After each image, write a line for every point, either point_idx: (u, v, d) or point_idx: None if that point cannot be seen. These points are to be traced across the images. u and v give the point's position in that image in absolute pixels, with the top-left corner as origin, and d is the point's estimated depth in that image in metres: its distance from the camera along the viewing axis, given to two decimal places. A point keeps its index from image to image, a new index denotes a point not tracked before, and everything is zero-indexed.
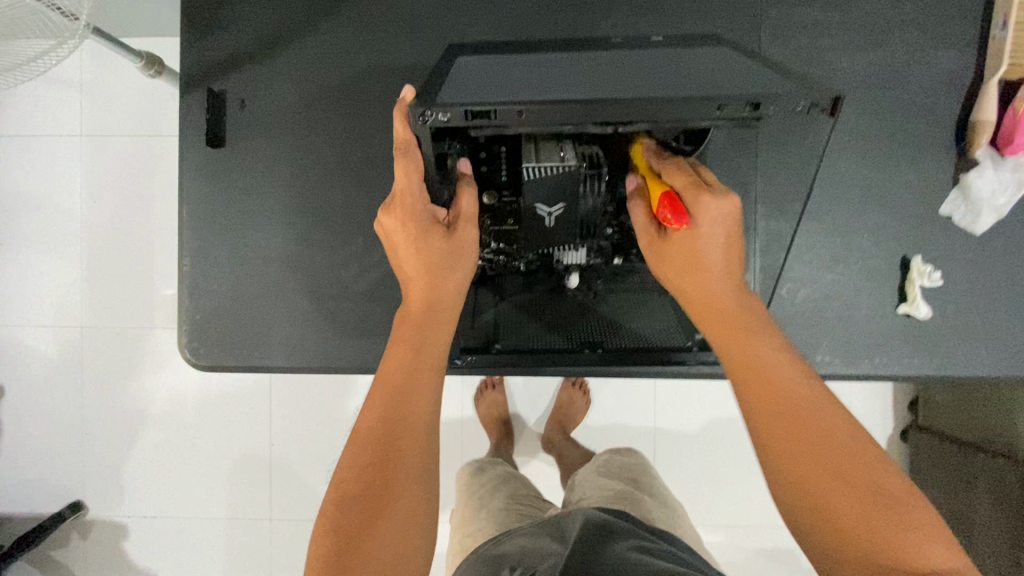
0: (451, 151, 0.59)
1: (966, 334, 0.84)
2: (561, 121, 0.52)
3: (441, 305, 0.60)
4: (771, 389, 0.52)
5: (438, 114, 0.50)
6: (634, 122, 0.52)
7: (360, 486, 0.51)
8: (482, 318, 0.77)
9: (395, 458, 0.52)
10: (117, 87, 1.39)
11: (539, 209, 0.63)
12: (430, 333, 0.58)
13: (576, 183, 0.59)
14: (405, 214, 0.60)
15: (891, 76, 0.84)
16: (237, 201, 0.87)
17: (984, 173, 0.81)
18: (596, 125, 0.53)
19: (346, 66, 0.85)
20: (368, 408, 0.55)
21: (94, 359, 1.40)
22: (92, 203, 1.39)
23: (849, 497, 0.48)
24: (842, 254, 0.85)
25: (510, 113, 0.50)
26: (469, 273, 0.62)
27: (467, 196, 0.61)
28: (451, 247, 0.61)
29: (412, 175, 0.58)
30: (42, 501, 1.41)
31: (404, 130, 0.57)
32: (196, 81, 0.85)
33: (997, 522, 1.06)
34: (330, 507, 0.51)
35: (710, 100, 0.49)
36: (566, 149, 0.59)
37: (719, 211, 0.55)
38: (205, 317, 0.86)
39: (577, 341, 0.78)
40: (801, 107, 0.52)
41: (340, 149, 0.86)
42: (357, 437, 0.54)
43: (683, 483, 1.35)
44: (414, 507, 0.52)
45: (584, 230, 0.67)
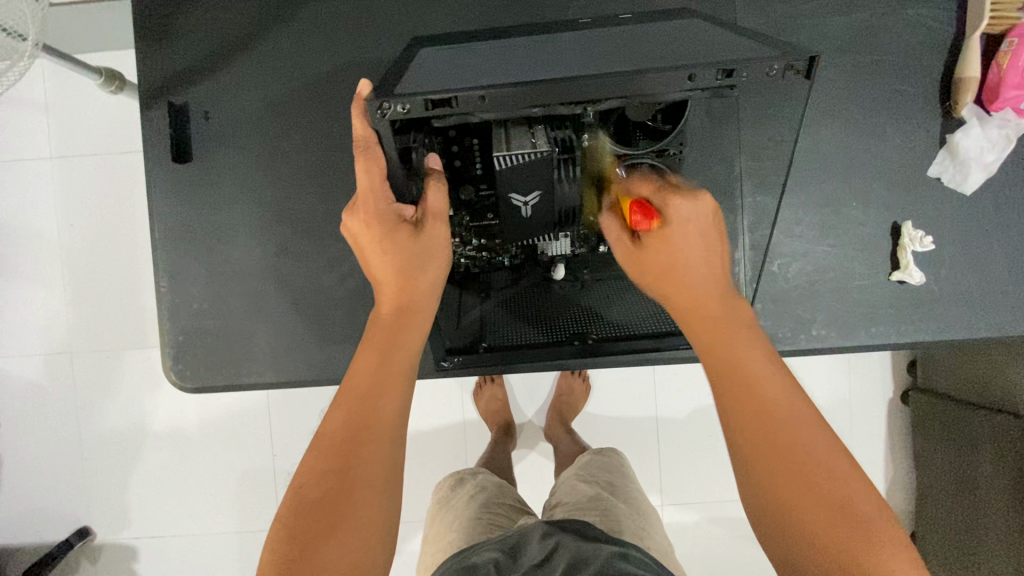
0: (415, 146, 0.57)
1: (958, 296, 0.83)
2: (526, 104, 0.50)
3: (412, 308, 0.58)
4: (742, 377, 0.53)
5: (396, 105, 0.48)
6: (603, 99, 0.50)
7: (316, 495, 0.48)
8: (468, 316, 0.75)
9: (357, 466, 0.49)
10: (82, 103, 1.35)
11: (514, 199, 0.61)
12: (401, 339, 0.56)
13: (549, 169, 0.58)
14: (367, 214, 0.59)
15: (870, 38, 0.82)
16: (208, 215, 0.84)
17: (970, 132, 0.80)
18: (563, 105, 0.51)
19: (308, 67, 0.82)
20: (334, 413, 0.52)
21: (86, 384, 1.38)
22: (67, 227, 1.36)
23: (818, 507, 0.47)
24: (831, 223, 0.83)
25: (470, 99, 0.48)
26: (442, 273, 0.61)
27: (436, 191, 0.59)
28: (419, 246, 0.59)
29: (374, 173, 0.56)
30: (51, 528, 1.40)
31: (362, 125, 0.54)
32: (155, 95, 0.83)
33: (999, 476, 1.06)
34: (284, 515, 0.48)
35: (676, 69, 0.47)
36: (538, 134, 0.57)
37: (691, 212, 0.57)
38: (186, 337, 0.84)
39: (566, 331, 0.76)
40: (774, 70, 0.50)
41: (310, 153, 0.83)
42: (319, 442, 0.50)
43: (685, 463, 1.35)
44: (373, 521, 0.48)
45: (562, 218, 0.65)
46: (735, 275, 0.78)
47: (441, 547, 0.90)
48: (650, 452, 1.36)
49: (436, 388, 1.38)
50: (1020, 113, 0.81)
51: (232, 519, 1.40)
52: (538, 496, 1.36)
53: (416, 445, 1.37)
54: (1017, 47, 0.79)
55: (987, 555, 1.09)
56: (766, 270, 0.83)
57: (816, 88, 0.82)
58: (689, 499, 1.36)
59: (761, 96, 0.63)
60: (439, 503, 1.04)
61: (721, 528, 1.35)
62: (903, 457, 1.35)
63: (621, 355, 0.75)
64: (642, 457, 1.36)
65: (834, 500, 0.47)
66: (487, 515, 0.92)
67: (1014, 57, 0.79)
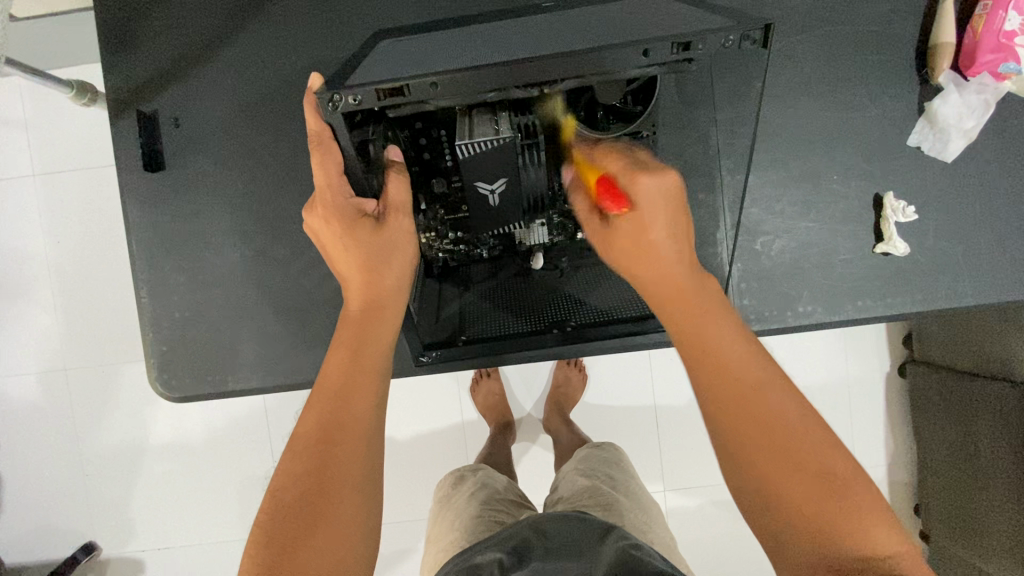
0: (373, 139, 0.55)
1: (943, 264, 0.82)
2: (481, 87, 0.49)
3: (380, 305, 0.58)
4: (726, 377, 0.51)
5: (348, 97, 0.48)
6: (559, 80, 0.49)
7: (293, 497, 0.47)
8: (447, 310, 0.75)
9: (332, 465, 0.49)
10: (59, 115, 1.34)
11: (480, 187, 0.60)
12: (371, 334, 0.56)
13: (514, 155, 0.57)
14: (327, 211, 0.57)
15: (843, 7, 0.81)
16: (186, 223, 0.83)
17: (949, 98, 0.79)
18: (519, 88, 0.50)
19: (277, 67, 0.81)
20: (307, 415, 0.52)
21: (82, 400, 1.38)
22: (53, 244, 1.35)
23: (801, 482, 0.47)
24: (812, 197, 0.82)
25: (423, 87, 0.48)
26: (407, 269, 0.60)
27: (397, 184, 0.58)
28: (380, 241, 0.58)
29: (329, 169, 0.55)
30: (56, 545, 1.40)
31: (315, 121, 0.53)
32: (124, 104, 0.82)
33: (998, 443, 1.06)
34: (262, 519, 0.47)
35: (631, 45, 0.47)
36: (501, 120, 0.56)
37: (660, 189, 0.52)
38: (171, 347, 0.84)
39: (545, 321, 0.75)
40: (730, 41, 0.49)
41: (283, 153, 0.82)
42: (294, 445, 0.50)
43: (683, 447, 1.35)
44: (351, 519, 0.48)
45: (532, 205, 0.64)
46: (718, 256, 0.77)
47: (443, 548, 0.90)
48: (649, 438, 1.35)
49: (432, 386, 1.37)
50: (999, 76, 0.80)
51: (236, 526, 1.40)
52: (539, 488, 1.36)
53: (415, 444, 1.37)
54: (992, 10, 0.78)
55: (991, 525, 1.09)
56: (749, 249, 0.83)
57: (790, 63, 0.81)
58: (690, 483, 1.35)
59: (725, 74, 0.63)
60: (440, 503, 1.03)
61: (724, 511, 1.35)
62: (903, 430, 1.35)
63: (606, 339, 0.74)
64: (640, 444, 1.35)
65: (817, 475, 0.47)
66: (488, 513, 0.91)
67: (988, 21, 0.78)
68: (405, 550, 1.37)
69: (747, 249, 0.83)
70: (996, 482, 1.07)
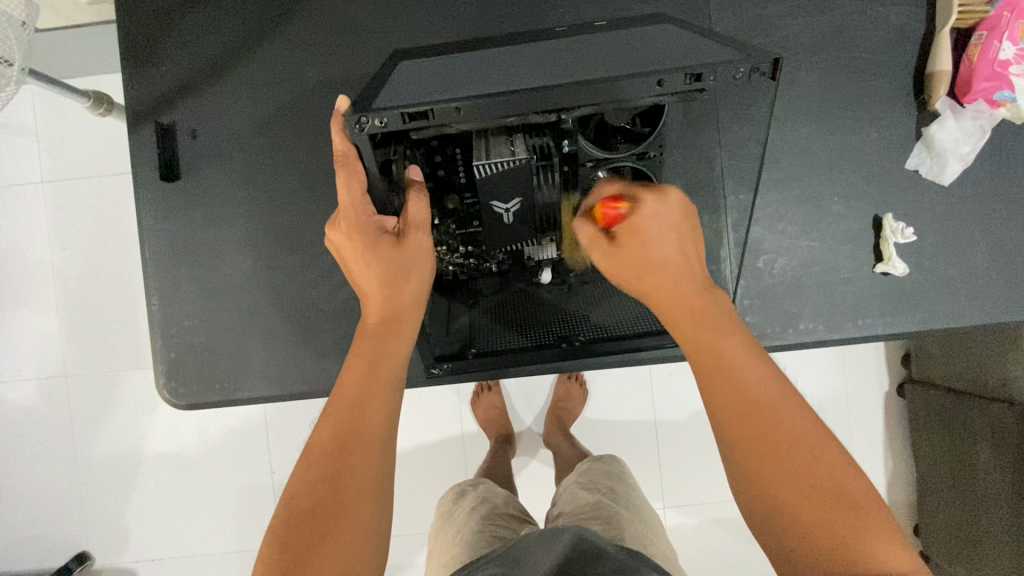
0: (396, 158, 0.57)
1: (941, 285, 0.84)
2: (501, 114, 0.52)
3: (398, 318, 0.59)
4: (732, 384, 0.53)
5: (374, 120, 0.50)
6: (577, 106, 0.52)
7: (310, 504, 0.48)
8: (457, 322, 0.76)
9: (346, 475, 0.49)
10: (71, 122, 1.36)
11: (496, 207, 0.64)
12: (388, 346, 0.57)
13: (528, 175, 0.60)
14: (349, 228, 0.59)
15: (844, 36, 0.84)
16: (199, 231, 0.85)
17: (946, 124, 0.81)
18: (538, 113, 0.52)
19: (294, 83, 0.83)
20: (323, 424, 0.52)
21: (82, 406, 1.38)
22: (61, 249, 1.36)
23: (801, 483, 0.49)
24: (812, 218, 0.84)
25: (448, 111, 0.50)
26: (425, 283, 0.61)
27: (416, 202, 0.59)
28: (400, 256, 0.60)
29: (354, 188, 0.58)
30: (49, 553, 1.39)
31: (342, 142, 0.56)
32: (142, 115, 0.84)
33: (996, 463, 1.07)
34: (276, 526, 0.48)
35: (645, 75, 0.49)
36: (516, 142, 0.59)
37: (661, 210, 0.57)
38: (180, 354, 0.84)
39: (553, 334, 0.77)
40: (739, 74, 0.52)
41: (298, 166, 0.84)
42: (309, 453, 0.51)
43: (683, 463, 1.36)
44: (363, 528, 0.49)
45: (544, 222, 0.67)
46: (721, 273, 0.79)
47: (445, 562, 0.90)
48: (649, 454, 1.36)
49: (433, 399, 1.38)
50: (993, 103, 0.82)
51: (232, 537, 1.39)
52: (539, 503, 1.36)
53: (416, 456, 1.37)
54: (987, 39, 0.81)
55: (993, 548, 1.08)
56: (752, 267, 0.84)
57: (793, 88, 0.84)
58: (690, 500, 1.35)
59: (731, 105, 0.65)
60: (441, 517, 1.03)
61: (723, 528, 1.35)
62: (901, 450, 1.35)
63: (611, 353, 0.77)
64: (641, 459, 1.36)
65: (817, 477, 0.49)
66: (489, 527, 0.91)
67: (983, 51, 0.81)
68: (403, 564, 1.36)
69: (749, 266, 0.84)
70: (994, 502, 1.08)
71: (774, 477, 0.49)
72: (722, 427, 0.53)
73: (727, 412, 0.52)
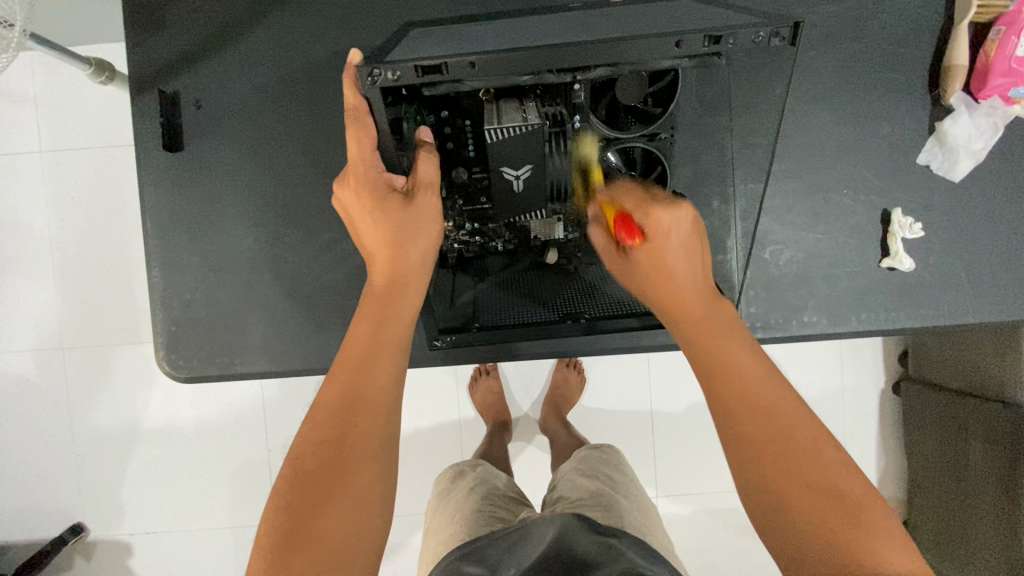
0: (407, 117, 0.59)
1: (947, 282, 0.84)
2: (517, 72, 0.52)
3: (404, 281, 0.58)
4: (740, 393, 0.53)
5: (387, 72, 0.51)
6: (591, 66, 0.53)
7: (315, 466, 0.48)
8: (462, 298, 0.76)
9: (351, 437, 0.49)
10: (71, 90, 1.33)
11: (506, 173, 0.62)
12: (393, 309, 0.56)
13: (541, 142, 0.59)
14: (358, 183, 0.60)
15: (861, 25, 0.83)
16: (202, 203, 0.84)
17: (959, 120, 0.81)
18: (552, 73, 0.53)
19: (302, 55, 0.82)
20: (328, 384, 0.52)
21: (78, 378, 1.37)
22: (59, 221, 1.35)
23: (807, 498, 0.48)
24: (821, 209, 0.84)
25: (461, 65, 0.51)
26: (433, 248, 0.60)
27: (426, 163, 0.59)
28: (408, 217, 0.59)
29: (363, 143, 0.58)
30: (43, 523, 1.39)
31: (353, 96, 0.58)
32: (147, 83, 0.82)
33: (988, 458, 1.08)
34: (283, 484, 0.48)
35: (663, 36, 0.49)
36: (528, 109, 0.59)
37: (672, 225, 0.57)
38: (180, 327, 0.84)
39: (558, 312, 0.76)
40: (761, 37, 0.51)
41: (303, 141, 0.83)
42: (315, 414, 0.51)
43: (679, 453, 1.36)
44: (368, 491, 0.49)
45: (555, 193, 0.66)
46: (728, 262, 0.78)
47: (442, 541, 0.90)
48: (645, 443, 1.36)
49: (430, 383, 1.38)
50: (1009, 100, 0.82)
51: (227, 513, 1.39)
52: (534, 488, 1.37)
53: (413, 438, 1.37)
54: (1005, 34, 0.79)
55: (980, 546, 1.10)
56: (758, 258, 0.84)
57: (807, 77, 0.83)
58: (684, 489, 1.37)
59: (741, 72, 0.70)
60: (439, 495, 1.04)
61: (713, 518, 1.36)
62: (894, 448, 1.36)
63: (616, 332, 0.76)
64: (637, 447, 1.36)
65: (823, 495, 0.48)
66: (488, 508, 0.92)
67: (1000, 46, 0.79)
68: (396, 544, 1.37)
69: (756, 257, 0.84)
70: (984, 501, 1.09)
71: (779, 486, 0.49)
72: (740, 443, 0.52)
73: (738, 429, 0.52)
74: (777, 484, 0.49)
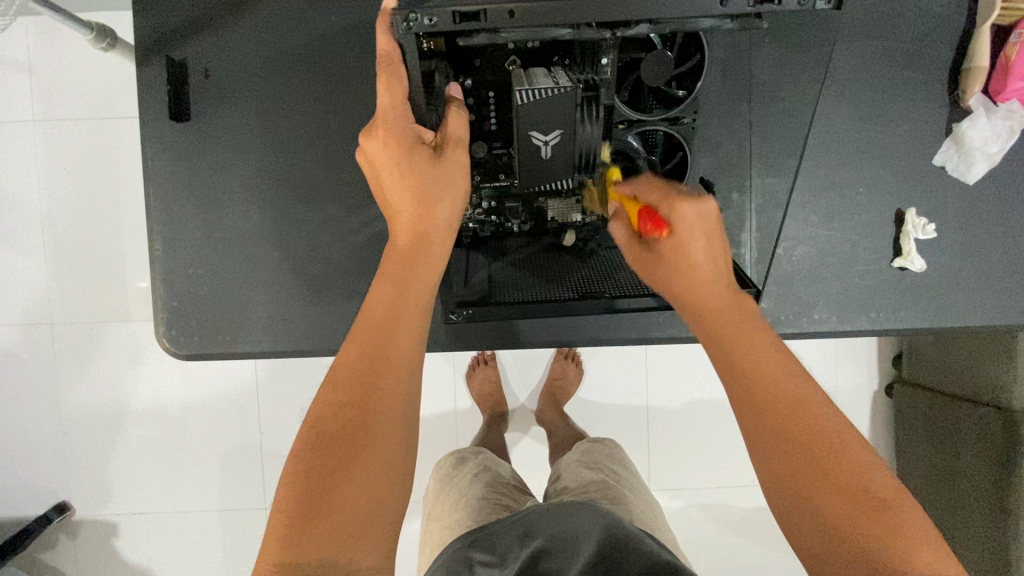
0: (437, 71, 0.58)
1: (956, 284, 0.84)
2: (556, 24, 0.51)
3: (429, 242, 0.55)
4: (767, 392, 0.50)
5: (424, 17, 0.50)
6: (633, 21, 0.52)
7: (334, 428, 0.47)
8: (476, 275, 0.76)
9: (373, 400, 0.48)
10: (66, 58, 1.29)
11: (534, 137, 0.58)
12: (418, 271, 0.54)
13: (574, 107, 0.56)
14: (387, 134, 0.56)
15: (884, 23, 0.82)
16: (207, 176, 0.81)
17: (978, 122, 0.80)
18: (591, 28, 0.53)
19: (315, 27, 0.79)
20: (349, 346, 0.50)
21: (67, 355, 1.34)
22: (50, 193, 1.31)
23: (839, 500, 0.46)
24: (835, 207, 0.84)
25: (501, 14, 0.50)
26: (459, 207, 0.57)
27: (456, 118, 0.57)
28: (437, 170, 0.56)
29: (394, 90, 0.55)
30: (27, 501, 1.36)
31: (387, 40, 0.55)
32: (153, 49, 0.79)
33: (979, 461, 1.10)
34: (300, 449, 0.47)
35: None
36: (559, 75, 0.57)
37: (698, 216, 0.54)
38: (181, 304, 0.82)
39: (576, 292, 0.74)
40: (806, 1, 0.51)
41: (314, 116, 0.80)
42: (336, 375, 0.49)
43: (676, 448, 1.37)
44: (390, 457, 0.47)
45: (583, 162, 0.62)
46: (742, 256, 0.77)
47: (446, 527, 0.89)
48: (642, 436, 1.36)
49: (429, 370, 1.36)
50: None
51: (216, 496, 1.37)
52: (530, 479, 1.36)
53: None
54: None
55: (968, 546, 1.13)
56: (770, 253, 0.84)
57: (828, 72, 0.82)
58: (679, 484, 1.37)
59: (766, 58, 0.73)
60: (439, 483, 1.03)
61: (706, 513, 1.37)
62: (886, 449, 1.37)
63: (633, 310, 0.76)
64: (635, 441, 1.37)
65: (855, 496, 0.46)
66: (493, 496, 0.91)
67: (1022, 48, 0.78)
68: None
69: None
70: (972, 501, 1.11)
71: (812, 487, 0.47)
72: (768, 443, 0.49)
73: (773, 437, 0.48)
74: (809, 488, 0.47)
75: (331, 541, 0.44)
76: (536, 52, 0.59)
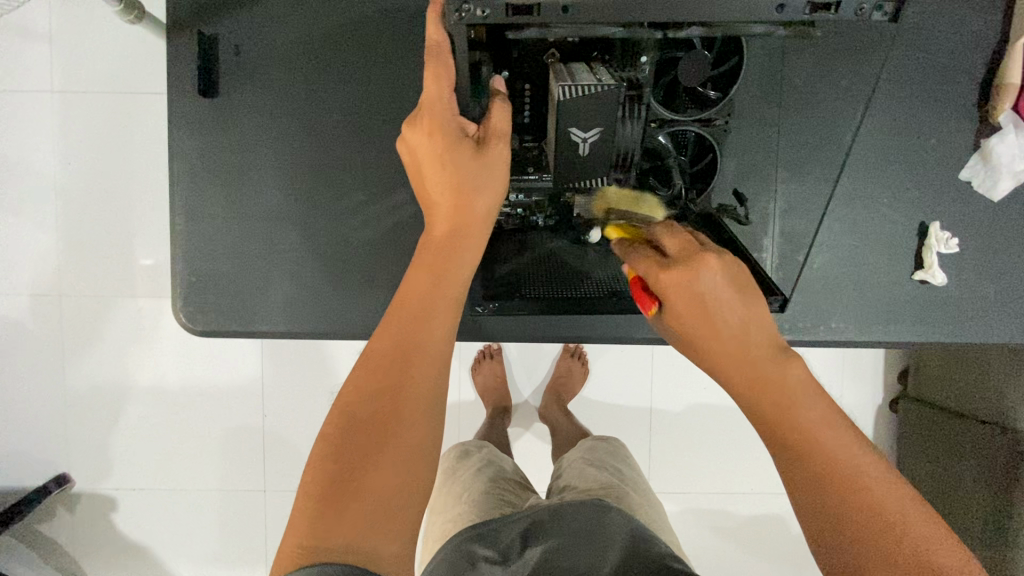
0: (484, 62, 0.59)
1: (975, 300, 0.84)
2: (608, 22, 0.54)
3: (466, 233, 0.56)
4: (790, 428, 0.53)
5: (476, 9, 0.51)
6: (684, 23, 0.54)
7: (365, 413, 0.47)
8: (501, 267, 0.76)
9: (405, 389, 0.48)
10: (88, 31, 1.29)
11: (573, 134, 0.57)
12: (453, 261, 0.54)
13: (615, 105, 0.56)
14: (431, 126, 0.56)
15: (917, 36, 0.82)
16: (232, 155, 0.81)
17: (1006, 139, 0.80)
18: (643, 26, 0.55)
19: (347, 11, 0.79)
20: (383, 332, 0.51)
21: (74, 328, 1.34)
22: (65, 165, 1.31)
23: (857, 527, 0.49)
24: (858, 217, 0.83)
25: (555, 9, 0.52)
26: (496, 201, 0.57)
27: (499, 110, 0.57)
28: (477, 164, 0.56)
29: (441, 82, 0.56)
30: (28, 471, 1.36)
31: (436, 31, 0.56)
32: (184, 23, 0.79)
33: (981, 480, 1.09)
34: (331, 430, 0.47)
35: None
36: (601, 72, 0.56)
37: (691, 286, 0.54)
38: (200, 280, 0.82)
39: (603, 289, 0.75)
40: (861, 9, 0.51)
41: (341, 100, 0.80)
42: (369, 359, 0.50)
43: (678, 452, 1.37)
44: (417, 445, 0.47)
45: (620, 159, 0.62)
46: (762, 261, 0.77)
47: (449, 519, 0.89)
48: (646, 438, 1.36)
49: None
50: None
51: (216, 477, 1.38)
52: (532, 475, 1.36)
53: None
54: None
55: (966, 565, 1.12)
56: None
57: None
58: (681, 487, 1.37)
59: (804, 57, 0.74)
60: (443, 474, 1.02)
61: (705, 517, 1.37)
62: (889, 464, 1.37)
63: None
64: (638, 442, 1.37)
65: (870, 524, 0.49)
66: (496, 490, 0.91)
67: None
68: None
69: None
70: (973, 521, 1.11)
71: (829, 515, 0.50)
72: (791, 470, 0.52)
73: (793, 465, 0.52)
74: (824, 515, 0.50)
75: (355, 527, 0.44)
76: (576, 47, 0.58)
